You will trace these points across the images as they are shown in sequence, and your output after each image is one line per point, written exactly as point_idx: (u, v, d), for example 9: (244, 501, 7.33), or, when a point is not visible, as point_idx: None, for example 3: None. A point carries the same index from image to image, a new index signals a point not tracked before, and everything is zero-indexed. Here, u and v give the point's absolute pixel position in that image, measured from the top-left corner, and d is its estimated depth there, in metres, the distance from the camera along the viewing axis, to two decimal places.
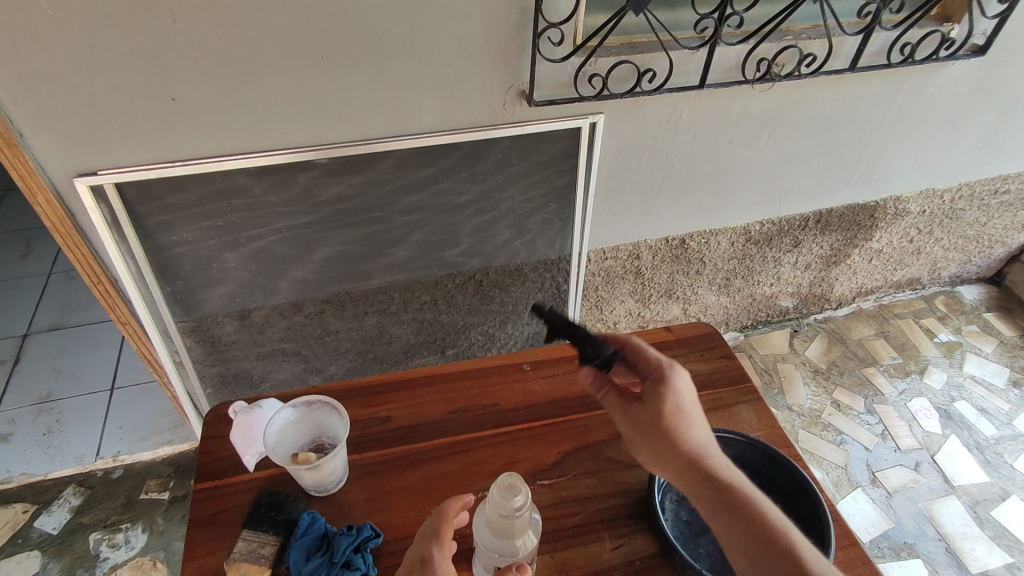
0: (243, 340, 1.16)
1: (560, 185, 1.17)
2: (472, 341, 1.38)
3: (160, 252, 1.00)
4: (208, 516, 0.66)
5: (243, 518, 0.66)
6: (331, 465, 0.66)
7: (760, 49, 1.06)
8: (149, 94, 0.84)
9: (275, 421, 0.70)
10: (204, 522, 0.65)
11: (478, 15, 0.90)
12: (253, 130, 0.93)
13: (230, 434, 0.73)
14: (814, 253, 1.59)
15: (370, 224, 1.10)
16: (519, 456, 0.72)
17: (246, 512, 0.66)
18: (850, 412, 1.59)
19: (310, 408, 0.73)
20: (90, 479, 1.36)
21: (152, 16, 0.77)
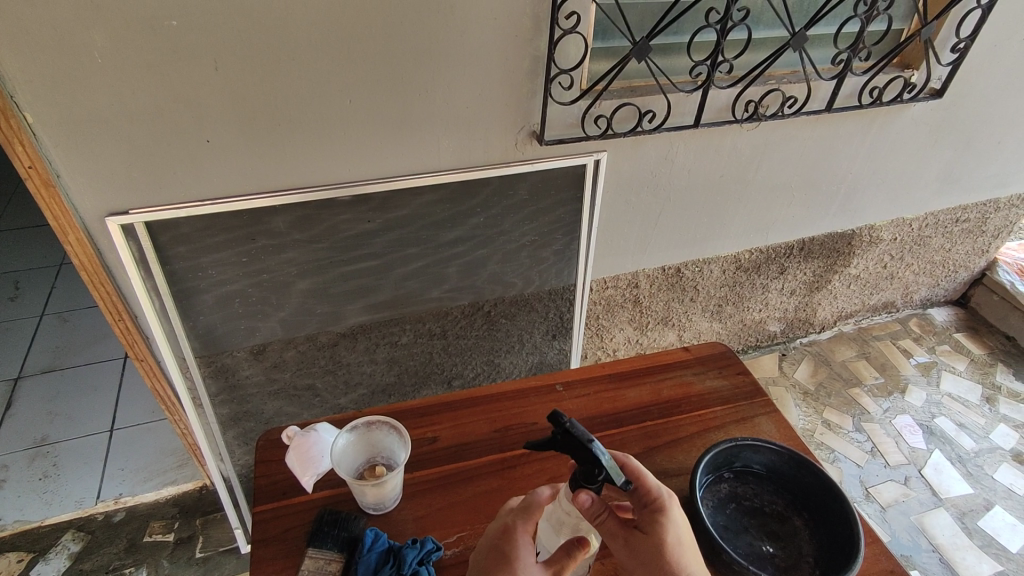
0: (258, 375, 1.17)
1: (566, 219, 1.23)
2: (477, 371, 1.41)
3: (183, 289, 1.02)
4: (275, 535, 0.69)
5: (305, 538, 0.69)
6: (391, 483, 0.70)
7: (748, 92, 1.16)
8: (185, 136, 0.88)
9: (339, 440, 0.74)
10: (270, 541, 0.68)
11: (496, 63, 0.98)
12: (281, 170, 0.97)
13: (287, 457, 0.77)
14: (798, 279, 1.68)
15: (387, 257, 1.14)
16: (563, 470, 0.76)
17: (308, 532, 0.69)
18: (840, 431, 1.66)
19: (368, 428, 0.78)
20: (90, 523, 1.33)
21: (196, 65, 0.82)
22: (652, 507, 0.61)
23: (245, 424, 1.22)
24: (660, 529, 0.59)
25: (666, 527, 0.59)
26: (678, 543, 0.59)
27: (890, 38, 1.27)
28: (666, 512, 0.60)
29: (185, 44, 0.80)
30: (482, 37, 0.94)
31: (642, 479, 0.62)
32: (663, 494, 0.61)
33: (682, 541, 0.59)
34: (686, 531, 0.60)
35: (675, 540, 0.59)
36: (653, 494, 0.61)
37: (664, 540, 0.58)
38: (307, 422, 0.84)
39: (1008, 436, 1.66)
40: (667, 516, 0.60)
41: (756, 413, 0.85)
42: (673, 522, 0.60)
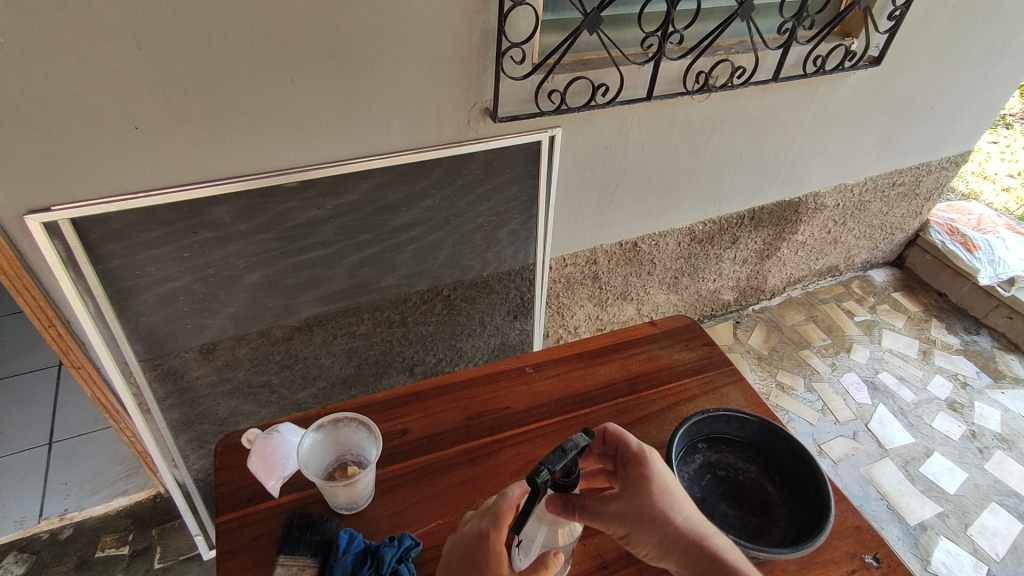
0: (209, 375, 1.11)
1: (523, 198, 1.21)
2: (439, 357, 1.38)
3: (120, 289, 0.95)
4: (243, 545, 0.66)
5: (276, 545, 0.66)
6: (364, 482, 0.67)
7: (698, 63, 1.17)
8: (110, 122, 0.81)
9: (305, 441, 0.71)
10: (237, 551, 0.65)
11: (443, 37, 0.94)
12: (221, 157, 0.91)
13: (250, 462, 0.73)
14: (749, 248, 1.72)
15: (340, 245, 1.09)
16: (538, 453, 0.75)
17: (279, 538, 0.66)
18: (793, 393, 1.72)
19: (336, 427, 0.75)
20: (34, 543, 1.25)
21: (116, 45, 0.75)
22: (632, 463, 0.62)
23: (198, 426, 1.16)
24: (643, 477, 0.61)
25: (650, 474, 0.61)
26: (666, 487, 0.61)
27: (831, 8, 1.30)
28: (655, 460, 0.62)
29: (100, 21, 0.73)
30: (429, 10, 0.90)
31: (622, 440, 0.65)
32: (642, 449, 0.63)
33: (666, 484, 0.61)
34: (670, 476, 0.62)
35: (661, 485, 0.61)
36: (633, 450, 0.63)
37: (652, 487, 0.61)
38: (268, 423, 0.80)
39: (943, 387, 1.77)
40: (648, 466, 0.62)
41: (724, 382, 0.87)
42: (656, 469, 0.62)
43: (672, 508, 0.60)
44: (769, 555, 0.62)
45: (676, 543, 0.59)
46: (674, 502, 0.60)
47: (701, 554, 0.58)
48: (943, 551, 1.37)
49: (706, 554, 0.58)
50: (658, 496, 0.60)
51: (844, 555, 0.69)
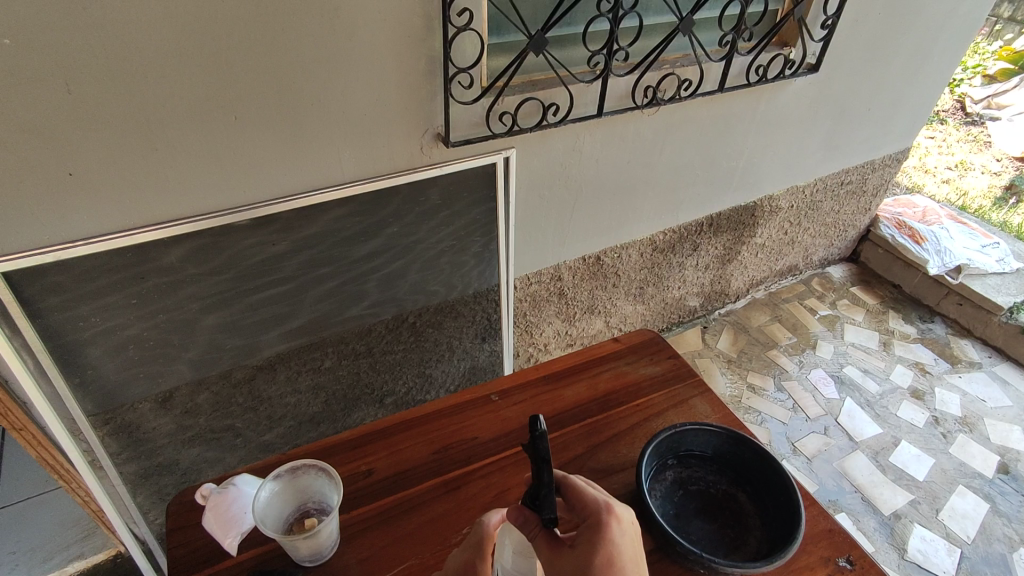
0: (167, 425, 1.06)
1: (482, 221, 1.21)
2: (409, 385, 1.35)
3: (63, 343, 0.91)
4: None
5: None
6: (327, 530, 0.65)
7: (645, 78, 1.19)
8: (42, 170, 0.78)
9: (261, 493, 0.68)
10: None
11: (390, 65, 0.94)
12: (165, 198, 0.88)
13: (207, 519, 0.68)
14: (710, 254, 1.75)
15: (297, 280, 1.07)
16: (509, 483, 0.74)
17: None
18: (763, 393, 1.75)
19: (294, 475, 0.72)
20: None
21: (43, 90, 0.73)
22: (589, 523, 0.56)
23: (157, 479, 1.10)
24: (594, 542, 0.54)
25: (601, 543, 0.54)
26: (615, 561, 0.53)
27: (767, 19, 1.35)
28: (615, 530, 0.54)
29: (24, 65, 0.70)
30: (372, 38, 0.90)
31: (583, 494, 0.58)
32: (607, 510, 0.56)
33: (620, 558, 0.53)
34: (629, 552, 0.54)
35: (611, 560, 0.53)
36: (591, 509, 0.57)
37: (596, 557, 0.53)
38: (225, 477, 0.77)
39: (905, 375, 1.82)
40: (604, 533, 0.54)
41: (691, 394, 0.87)
42: (612, 540, 0.54)
43: None
44: (744, 570, 0.61)
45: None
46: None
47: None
48: (917, 538, 1.40)
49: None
50: (603, 567, 0.52)
51: (819, 561, 0.69)
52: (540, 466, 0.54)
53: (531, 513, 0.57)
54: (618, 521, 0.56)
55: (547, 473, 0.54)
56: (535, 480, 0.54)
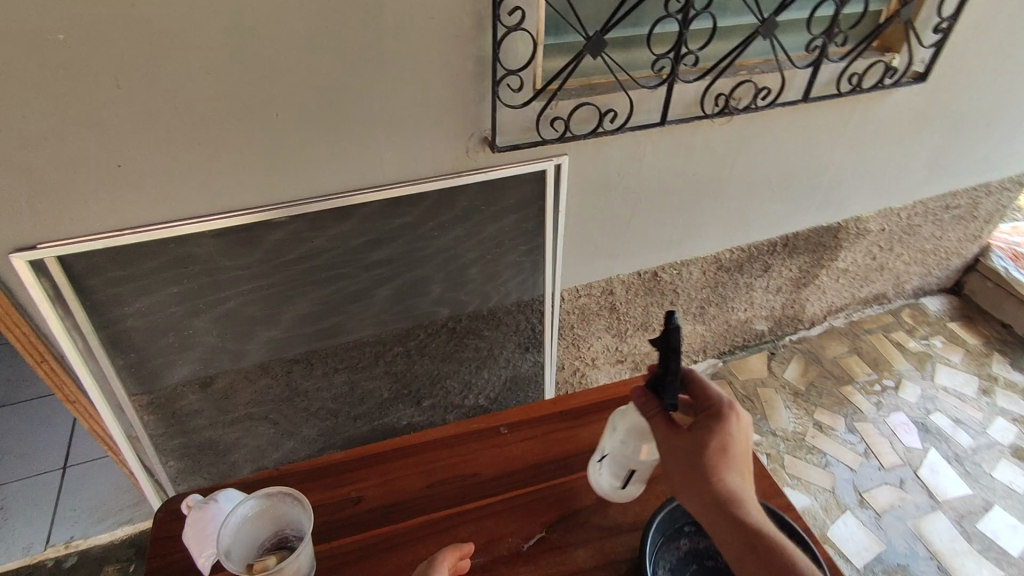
0: (206, 410, 1.10)
1: (529, 229, 1.15)
2: (448, 390, 1.31)
3: (111, 326, 0.95)
4: None
5: None
6: (292, 568, 0.63)
7: (717, 85, 1.09)
8: (92, 162, 0.81)
9: (233, 521, 0.66)
10: None
11: (436, 66, 0.90)
12: (208, 192, 0.90)
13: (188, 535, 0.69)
14: (783, 276, 1.60)
15: (335, 280, 1.06)
16: (501, 531, 0.72)
17: None
18: (832, 433, 1.59)
19: (270, 501, 0.70)
20: (39, 570, 1.28)
21: (92, 85, 0.75)
22: (708, 414, 0.64)
23: (195, 461, 1.14)
24: (710, 429, 0.62)
25: (716, 431, 0.62)
26: (728, 448, 0.61)
27: (868, 21, 1.20)
28: (732, 420, 0.62)
29: (74, 60, 0.72)
30: (419, 37, 0.86)
31: (708, 390, 0.65)
32: (728, 405, 0.63)
33: (732, 446, 0.61)
34: (741, 443, 0.62)
35: (726, 445, 0.61)
36: (711, 403, 0.64)
37: (711, 440, 0.61)
38: (214, 486, 0.78)
39: (1006, 431, 1.60)
40: (721, 424, 0.62)
41: None
42: (728, 431, 0.62)
43: (723, 468, 0.60)
44: None
45: (704, 493, 0.59)
46: (731, 464, 0.60)
47: (723, 513, 0.57)
48: None
49: (731, 514, 0.57)
50: (717, 448, 0.61)
51: None
52: (667, 354, 0.61)
53: (654, 397, 0.66)
54: (737, 416, 0.63)
55: (673, 362, 0.62)
56: (664, 365, 0.63)
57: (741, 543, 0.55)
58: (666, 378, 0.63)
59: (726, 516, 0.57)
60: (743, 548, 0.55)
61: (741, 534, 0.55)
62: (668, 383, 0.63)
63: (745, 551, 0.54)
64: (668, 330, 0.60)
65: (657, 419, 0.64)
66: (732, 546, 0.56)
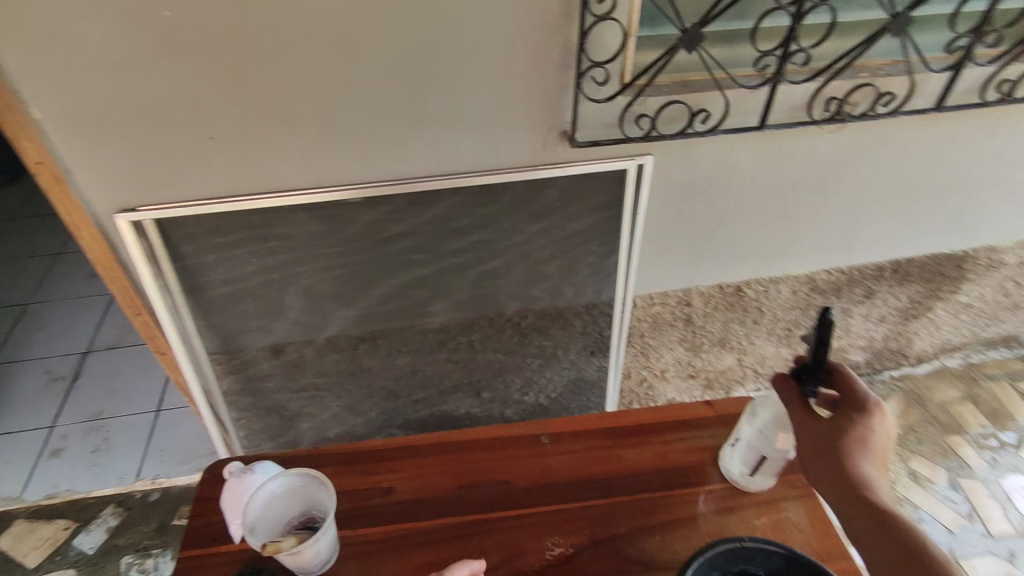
0: (277, 376, 1.15)
1: (604, 230, 1.10)
2: (509, 384, 1.28)
3: (198, 288, 1.01)
4: None
5: None
6: (310, 551, 0.67)
7: (830, 87, 0.98)
8: (190, 133, 0.86)
9: (262, 495, 0.71)
10: None
11: (519, 55, 0.87)
12: (290, 168, 0.93)
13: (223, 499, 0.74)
14: (891, 306, 1.42)
15: (405, 265, 1.07)
16: (528, 545, 0.72)
17: None
18: (929, 486, 1.42)
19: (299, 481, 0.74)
20: (129, 500, 1.43)
21: (194, 62, 0.80)
22: (850, 406, 0.64)
23: (263, 422, 1.21)
24: (850, 421, 0.62)
25: (857, 423, 0.62)
26: (867, 441, 0.61)
27: None
28: (875, 414, 0.62)
29: (179, 37, 0.77)
30: (503, 25, 0.84)
31: (851, 383, 0.64)
32: (873, 401, 0.63)
33: (872, 440, 0.61)
34: (881, 439, 0.62)
35: (865, 437, 0.62)
36: (854, 396, 0.64)
37: (848, 430, 0.62)
38: (254, 458, 0.82)
39: None
40: (863, 417, 0.62)
41: (785, 496, 0.76)
42: (870, 425, 0.62)
43: (862, 458, 0.60)
44: None
45: (836, 476, 0.60)
46: (870, 457, 0.60)
47: (853, 496, 0.58)
48: None
49: (860, 499, 0.58)
50: (856, 439, 0.61)
51: None
52: (817, 346, 0.62)
53: (793, 385, 0.67)
54: (881, 413, 0.63)
55: (822, 354, 0.63)
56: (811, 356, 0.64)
57: (875, 528, 0.56)
58: (810, 367, 0.64)
59: (856, 499, 0.58)
60: (876, 533, 0.55)
61: (877, 521, 0.56)
62: (811, 371, 0.64)
63: (880, 536, 0.55)
64: (821, 325, 0.60)
65: (795, 405, 0.66)
66: (863, 530, 0.56)
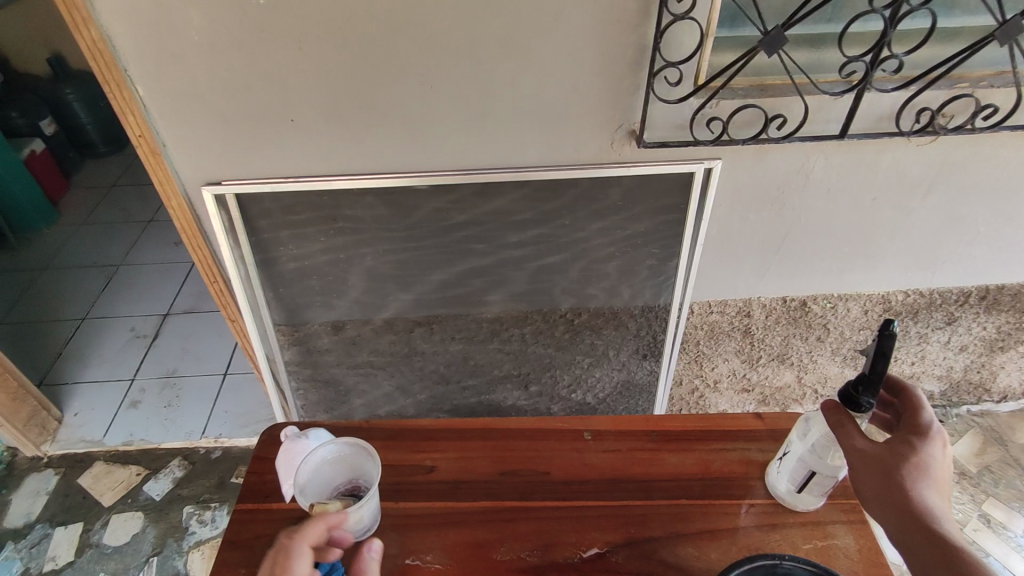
0: (335, 351, 1.20)
1: (666, 233, 1.08)
2: (557, 379, 1.28)
3: (269, 261, 1.07)
4: (245, 540, 0.73)
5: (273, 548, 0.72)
6: (355, 515, 0.70)
7: (921, 97, 0.93)
8: (274, 115, 0.91)
9: (314, 458, 0.75)
10: (238, 545, 0.73)
11: (593, 51, 0.87)
12: (362, 153, 0.97)
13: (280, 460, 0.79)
14: (976, 334, 1.33)
15: (464, 254, 1.09)
16: (562, 538, 0.72)
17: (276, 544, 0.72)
18: (1002, 531, 1.32)
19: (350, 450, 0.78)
20: (194, 455, 1.53)
21: (283, 48, 0.84)
22: (909, 432, 0.62)
23: (319, 394, 1.27)
24: (911, 446, 0.60)
25: (917, 449, 0.60)
26: (928, 467, 0.59)
27: None
28: (936, 443, 0.60)
29: (271, 23, 0.82)
30: (579, 21, 0.84)
31: (916, 408, 0.63)
32: (934, 429, 0.61)
33: (933, 467, 0.59)
34: (941, 469, 0.60)
35: (926, 464, 0.59)
36: (915, 422, 0.62)
37: (910, 456, 0.60)
38: (310, 424, 0.87)
39: None
40: (924, 444, 0.60)
41: (835, 519, 0.73)
42: (931, 452, 0.60)
43: (921, 484, 0.58)
44: None
45: (895, 502, 0.58)
46: (931, 484, 0.58)
47: (915, 525, 0.56)
48: None
49: (926, 529, 0.55)
50: (916, 464, 0.59)
51: None
52: (876, 357, 0.59)
53: (846, 401, 0.63)
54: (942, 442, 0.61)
55: (881, 365, 0.59)
56: (868, 367, 0.60)
57: (936, 555, 0.53)
58: (868, 380, 0.60)
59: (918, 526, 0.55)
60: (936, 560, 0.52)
61: (937, 548, 0.53)
62: (869, 384, 0.61)
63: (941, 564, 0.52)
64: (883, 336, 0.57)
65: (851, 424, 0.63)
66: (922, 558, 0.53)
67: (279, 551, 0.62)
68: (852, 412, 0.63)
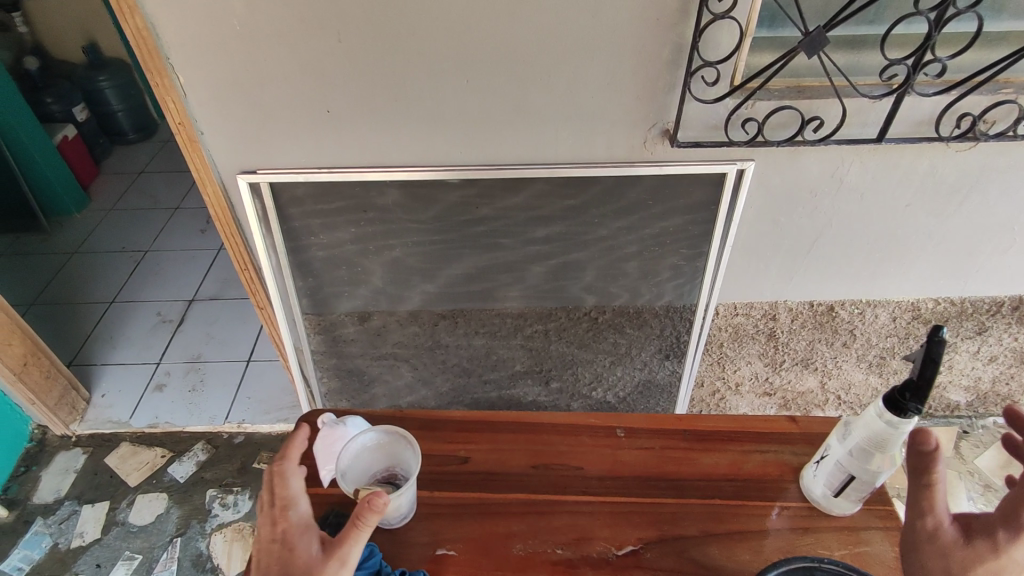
0: (360, 342, 1.22)
1: (695, 234, 1.08)
2: (579, 378, 1.29)
3: (300, 250, 1.09)
4: None
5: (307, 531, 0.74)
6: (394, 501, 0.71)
7: (963, 103, 0.92)
8: (311, 106, 0.92)
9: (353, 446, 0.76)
10: None
11: (630, 49, 0.87)
12: (395, 146, 0.97)
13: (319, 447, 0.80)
14: (1008, 345, 1.31)
15: (492, 248, 1.09)
16: (594, 532, 0.73)
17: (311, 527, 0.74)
18: None
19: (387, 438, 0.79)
20: (217, 439, 1.56)
21: (323, 40, 0.85)
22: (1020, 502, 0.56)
23: (343, 383, 1.28)
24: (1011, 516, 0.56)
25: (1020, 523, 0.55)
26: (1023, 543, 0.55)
27: None
28: None
29: (312, 15, 0.83)
30: (618, 19, 0.84)
31: None
32: None
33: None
34: None
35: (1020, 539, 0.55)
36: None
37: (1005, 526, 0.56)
38: (343, 411, 0.88)
39: None
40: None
41: (868, 525, 0.73)
42: None
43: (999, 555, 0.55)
44: None
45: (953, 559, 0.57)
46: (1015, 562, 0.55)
47: None
48: None
49: None
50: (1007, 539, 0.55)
51: None
52: (924, 364, 0.57)
53: (894, 401, 0.62)
54: None
55: (930, 372, 0.57)
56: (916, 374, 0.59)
57: None
58: (917, 385, 0.59)
59: None
60: None
61: None
62: (919, 389, 0.59)
63: None
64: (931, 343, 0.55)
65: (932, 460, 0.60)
66: None
67: (273, 477, 0.66)
68: (899, 414, 0.63)
